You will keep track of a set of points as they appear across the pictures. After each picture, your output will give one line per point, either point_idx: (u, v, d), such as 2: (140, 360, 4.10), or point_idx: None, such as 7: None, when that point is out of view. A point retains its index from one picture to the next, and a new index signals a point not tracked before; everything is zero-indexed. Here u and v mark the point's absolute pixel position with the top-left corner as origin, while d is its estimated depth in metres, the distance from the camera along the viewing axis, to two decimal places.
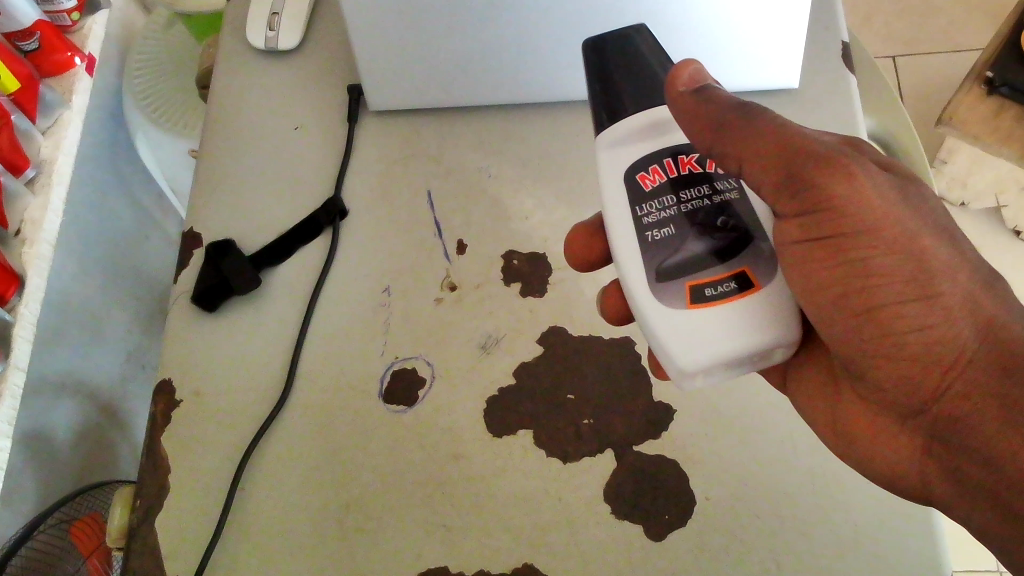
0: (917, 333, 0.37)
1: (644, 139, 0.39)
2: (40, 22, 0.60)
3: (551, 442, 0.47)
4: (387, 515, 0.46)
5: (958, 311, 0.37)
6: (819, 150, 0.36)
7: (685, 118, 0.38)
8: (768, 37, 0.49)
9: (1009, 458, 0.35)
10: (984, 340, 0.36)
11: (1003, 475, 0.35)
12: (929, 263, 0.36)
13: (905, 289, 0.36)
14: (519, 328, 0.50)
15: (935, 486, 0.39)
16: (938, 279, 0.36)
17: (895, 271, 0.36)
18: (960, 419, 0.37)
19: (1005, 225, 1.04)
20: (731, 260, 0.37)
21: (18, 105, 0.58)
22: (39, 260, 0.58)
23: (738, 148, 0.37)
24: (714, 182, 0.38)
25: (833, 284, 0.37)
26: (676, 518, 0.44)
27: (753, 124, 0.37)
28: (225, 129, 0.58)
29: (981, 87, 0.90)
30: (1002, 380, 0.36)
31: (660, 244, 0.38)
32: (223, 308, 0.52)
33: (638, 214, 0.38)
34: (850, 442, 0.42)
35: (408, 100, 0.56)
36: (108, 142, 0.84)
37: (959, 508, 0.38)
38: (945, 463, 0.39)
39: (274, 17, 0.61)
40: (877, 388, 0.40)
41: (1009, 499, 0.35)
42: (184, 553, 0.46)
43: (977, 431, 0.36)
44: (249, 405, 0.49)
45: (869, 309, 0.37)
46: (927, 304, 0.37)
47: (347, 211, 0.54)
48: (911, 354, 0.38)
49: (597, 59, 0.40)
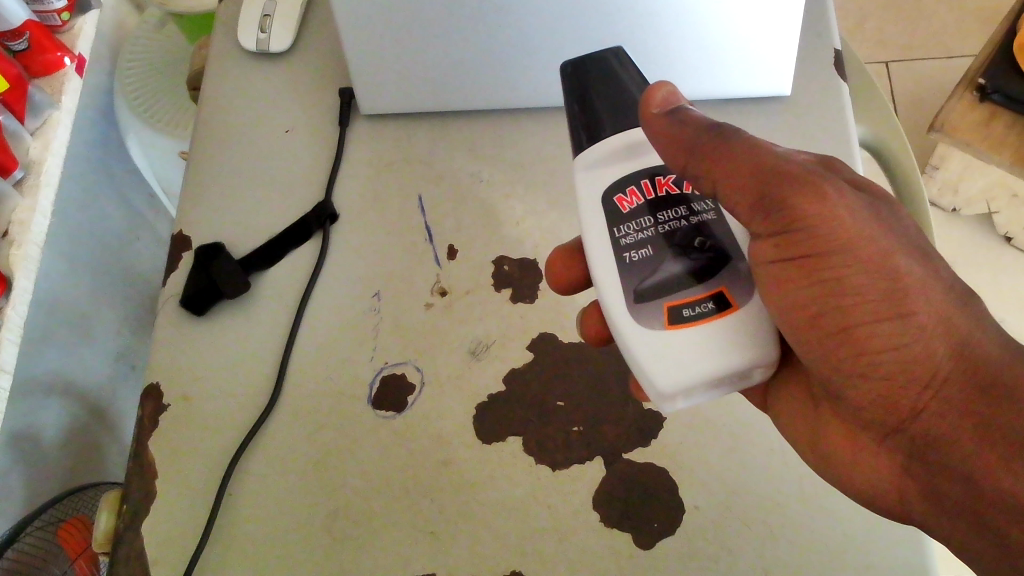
0: (893, 352, 0.37)
1: (624, 159, 0.38)
2: (30, 23, 0.60)
3: (541, 449, 0.46)
4: (378, 521, 0.45)
5: (934, 330, 0.36)
6: (794, 170, 0.36)
7: (659, 140, 0.37)
8: (768, 42, 0.49)
9: (988, 475, 0.35)
10: (959, 360, 0.36)
11: (982, 492, 0.35)
12: (904, 281, 0.36)
13: (881, 307, 0.36)
14: (509, 334, 0.50)
15: (915, 504, 0.38)
16: (914, 297, 0.36)
17: (872, 290, 0.36)
18: (940, 438, 0.37)
19: (996, 232, 1.05)
20: (709, 281, 0.36)
21: (5, 105, 0.57)
22: (27, 261, 0.57)
23: (712, 170, 0.37)
24: (691, 203, 0.38)
25: (810, 303, 0.36)
26: (664, 526, 0.44)
27: (727, 146, 0.37)
28: (214, 130, 0.58)
29: (972, 94, 0.90)
30: (977, 399, 0.36)
31: (638, 265, 0.37)
32: (211, 313, 0.51)
33: (616, 235, 0.38)
34: (829, 461, 0.41)
35: (399, 104, 0.55)
36: (97, 144, 0.84)
37: (938, 526, 0.37)
38: (923, 481, 0.38)
39: (266, 19, 0.60)
40: (855, 408, 0.40)
41: (995, 517, 0.35)
42: (171, 558, 0.46)
43: (956, 450, 0.36)
44: (236, 412, 0.49)
45: (845, 327, 0.37)
46: (904, 323, 0.36)
47: (336, 215, 0.54)
48: (888, 373, 0.37)
49: (576, 80, 0.39)
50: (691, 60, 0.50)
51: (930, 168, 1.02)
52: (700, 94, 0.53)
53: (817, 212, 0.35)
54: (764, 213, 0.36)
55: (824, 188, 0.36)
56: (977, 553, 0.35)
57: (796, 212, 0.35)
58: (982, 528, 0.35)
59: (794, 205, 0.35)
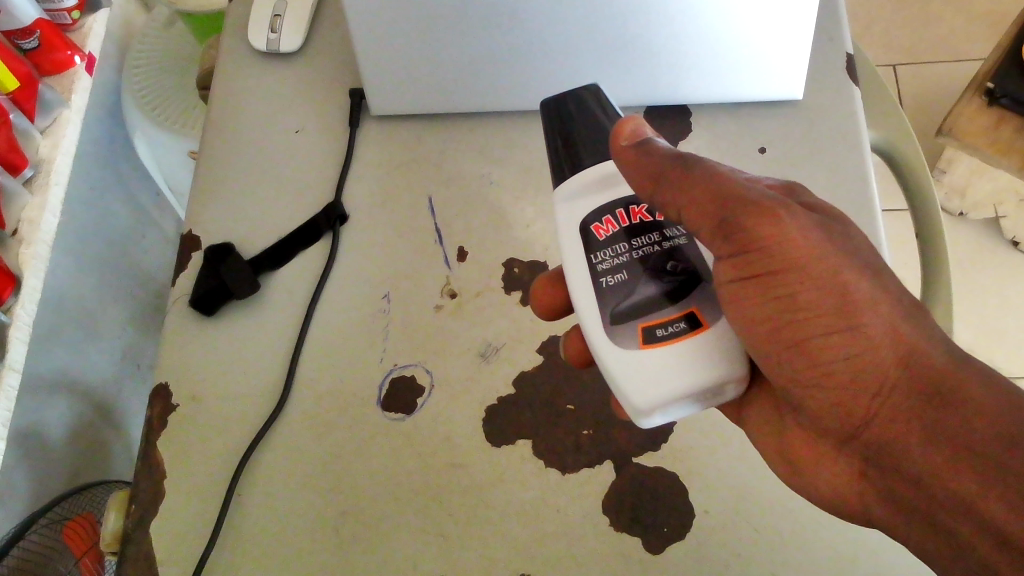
0: (846, 362, 0.36)
1: (601, 190, 0.39)
2: (40, 21, 0.60)
3: (550, 452, 0.46)
4: (385, 524, 0.45)
5: (882, 344, 0.35)
6: (750, 194, 0.36)
7: (629, 170, 0.37)
8: (778, 48, 0.49)
9: (937, 481, 0.34)
10: (907, 368, 0.35)
11: (932, 497, 0.34)
12: (852, 295, 0.35)
13: (829, 321, 0.36)
14: (519, 337, 0.49)
15: (876, 510, 0.38)
16: (861, 311, 0.35)
17: (821, 305, 0.35)
18: (892, 445, 0.36)
19: (1003, 236, 1.04)
20: (681, 301, 0.36)
21: (16, 104, 0.57)
22: (36, 260, 0.57)
23: (674, 197, 0.37)
24: (663, 229, 0.38)
25: (763, 321, 0.36)
26: (674, 531, 0.44)
27: (690, 172, 0.37)
28: (224, 130, 0.58)
29: (981, 98, 0.90)
30: (925, 411, 0.34)
31: (613, 289, 0.37)
32: (220, 314, 0.51)
33: (593, 261, 0.38)
34: (798, 470, 0.41)
35: (410, 105, 0.55)
36: (105, 142, 0.84)
37: (900, 531, 0.36)
38: (886, 486, 0.37)
39: (276, 19, 0.60)
40: (816, 416, 0.39)
41: (948, 522, 0.33)
42: (179, 559, 0.45)
43: (907, 456, 0.35)
44: (245, 414, 0.48)
45: (797, 339, 0.36)
46: (854, 332, 0.35)
47: (346, 216, 0.54)
48: (841, 385, 0.37)
49: (558, 118, 0.40)
50: (701, 63, 0.50)
51: (937, 172, 1.02)
52: (710, 97, 0.53)
53: (769, 233, 0.35)
54: (722, 236, 0.36)
55: (779, 208, 0.36)
56: (933, 556, 0.34)
57: (751, 234, 0.35)
58: (943, 538, 0.34)
59: (748, 225, 0.35)
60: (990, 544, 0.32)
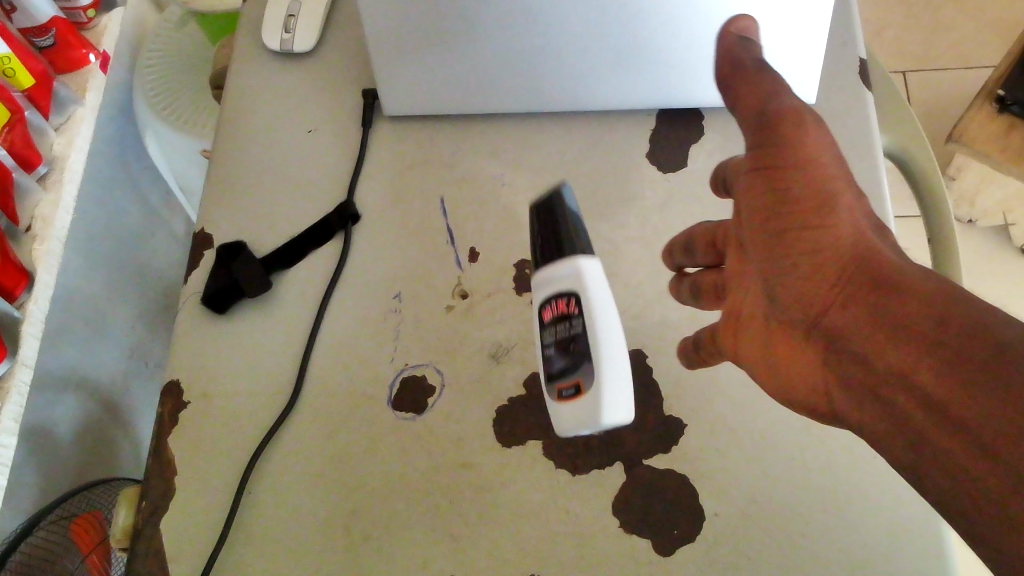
0: (809, 255, 0.34)
1: (547, 272, 0.44)
2: (56, 19, 0.60)
3: (559, 453, 0.46)
4: (394, 523, 0.45)
5: (848, 238, 0.33)
6: (793, 114, 0.34)
7: (721, 53, 0.37)
8: (791, 54, 0.49)
9: (896, 368, 0.30)
10: (860, 262, 0.33)
11: (891, 384, 0.30)
12: (829, 187, 0.34)
13: (803, 210, 0.34)
14: (529, 338, 0.49)
15: (844, 409, 0.33)
16: (834, 205, 0.34)
17: (803, 196, 0.34)
18: (847, 337, 0.33)
19: (1012, 244, 1.04)
20: (565, 372, 0.43)
21: (31, 101, 0.58)
22: (49, 257, 0.57)
23: (738, 85, 0.35)
24: (572, 322, 0.43)
25: (763, 206, 0.35)
26: (684, 533, 0.44)
27: (764, 70, 0.35)
28: (238, 128, 0.58)
29: (991, 105, 0.89)
30: (875, 297, 0.32)
31: (541, 320, 0.44)
32: (232, 312, 0.52)
33: (540, 297, 0.45)
34: (779, 381, 0.38)
35: (423, 106, 0.55)
36: (116, 140, 0.84)
37: (870, 434, 0.32)
38: (837, 377, 0.33)
39: (290, 19, 0.61)
40: (783, 312, 0.36)
41: (910, 409, 0.29)
42: (189, 556, 0.46)
43: (858, 346, 0.32)
44: (256, 411, 0.49)
45: (777, 231, 0.35)
46: (823, 225, 0.34)
47: (358, 215, 0.54)
48: (807, 275, 0.34)
49: (546, 217, 0.45)
50: (714, 69, 0.50)
51: (947, 179, 1.02)
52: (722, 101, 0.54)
53: (788, 132, 0.34)
54: (760, 141, 0.35)
55: (814, 122, 0.34)
56: (893, 449, 0.30)
57: (777, 125, 0.34)
58: (891, 422, 0.30)
59: (783, 130, 0.34)
60: (935, 419, 0.28)
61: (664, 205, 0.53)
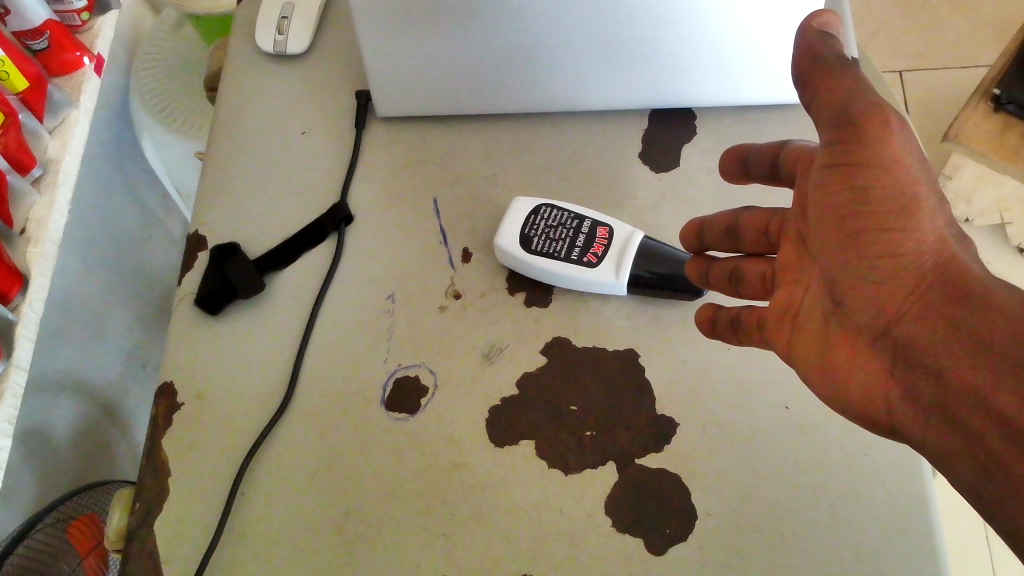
0: (889, 259, 0.35)
1: (617, 232, 0.50)
2: (50, 22, 0.61)
3: (552, 453, 0.46)
4: (387, 523, 0.45)
5: (928, 248, 0.34)
6: (884, 121, 0.34)
7: (800, 47, 0.36)
8: (781, 53, 0.49)
9: (962, 381, 0.32)
10: (944, 275, 0.33)
11: (955, 392, 0.32)
12: (915, 196, 0.34)
13: (888, 216, 0.34)
14: (522, 338, 0.50)
15: (896, 410, 0.35)
16: (919, 214, 0.34)
17: (886, 200, 0.34)
18: (919, 343, 0.34)
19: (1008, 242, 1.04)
20: (526, 230, 0.50)
21: (25, 104, 0.58)
22: (43, 259, 0.57)
23: (819, 81, 0.35)
24: (573, 247, 0.49)
25: (841, 205, 0.35)
26: (676, 532, 0.44)
27: (848, 67, 0.35)
28: (232, 130, 0.58)
29: (987, 104, 0.89)
30: (957, 310, 0.33)
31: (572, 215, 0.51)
32: (225, 313, 0.52)
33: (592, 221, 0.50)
34: (828, 375, 0.38)
35: (416, 108, 0.55)
36: (113, 143, 0.84)
37: (917, 434, 0.34)
38: (905, 386, 0.34)
39: (283, 21, 0.61)
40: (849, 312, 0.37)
41: (969, 419, 0.31)
42: (183, 557, 0.46)
43: (930, 352, 0.33)
44: (249, 412, 0.49)
45: (855, 231, 0.35)
46: (904, 232, 0.34)
47: (352, 216, 0.54)
48: (881, 279, 0.35)
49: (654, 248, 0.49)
50: (704, 68, 0.51)
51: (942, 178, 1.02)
52: (713, 101, 0.54)
53: (875, 136, 0.34)
54: (840, 139, 0.35)
55: (898, 123, 0.34)
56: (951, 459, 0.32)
57: (862, 128, 0.34)
58: (964, 437, 0.31)
59: (869, 132, 0.34)
60: (1007, 437, 0.30)
61: (656, 205, 0.53)
